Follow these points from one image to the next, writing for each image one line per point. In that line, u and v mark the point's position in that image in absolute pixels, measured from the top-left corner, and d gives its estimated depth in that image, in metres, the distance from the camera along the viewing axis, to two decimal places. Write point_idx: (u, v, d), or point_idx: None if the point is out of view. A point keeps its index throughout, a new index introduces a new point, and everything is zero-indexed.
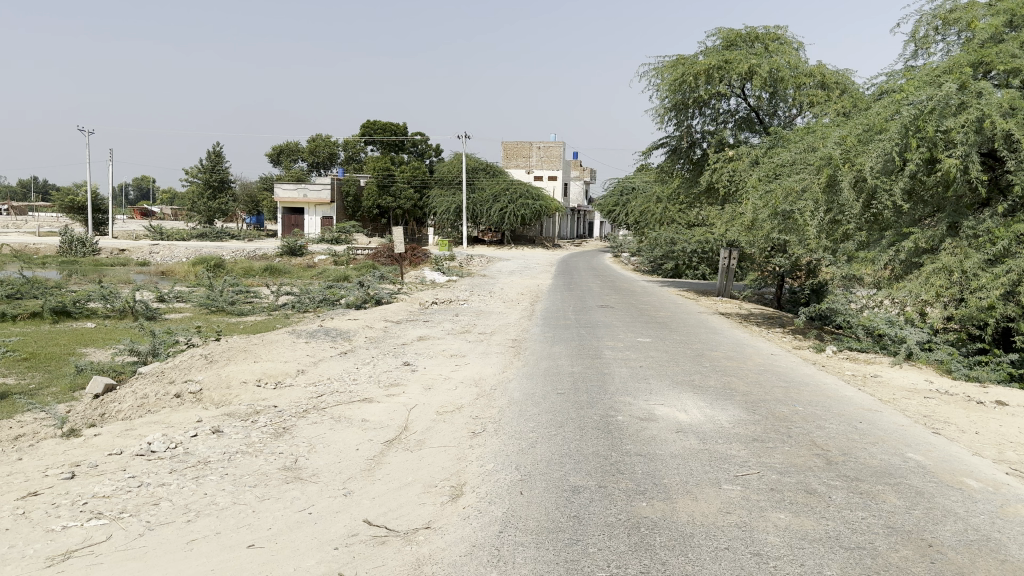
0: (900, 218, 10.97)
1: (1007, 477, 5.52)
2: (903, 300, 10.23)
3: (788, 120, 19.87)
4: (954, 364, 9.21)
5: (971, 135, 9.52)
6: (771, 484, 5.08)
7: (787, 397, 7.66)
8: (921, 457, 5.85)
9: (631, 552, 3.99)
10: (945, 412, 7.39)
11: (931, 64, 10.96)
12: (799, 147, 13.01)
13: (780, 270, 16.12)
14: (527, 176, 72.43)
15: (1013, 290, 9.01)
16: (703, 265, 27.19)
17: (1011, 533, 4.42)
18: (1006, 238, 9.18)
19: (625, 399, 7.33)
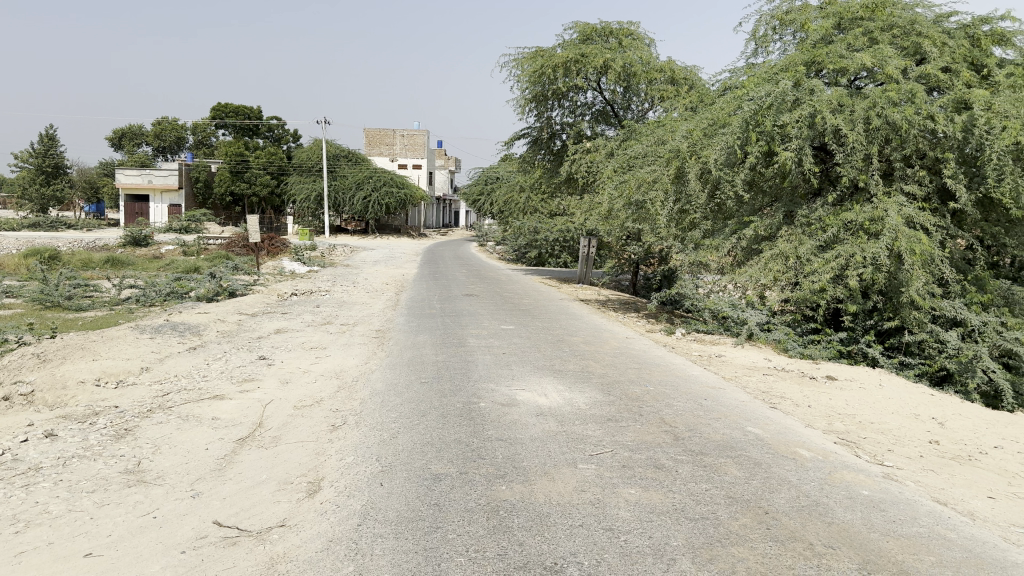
0: (742, 208, 11.70)
1: (833, 446, 6.03)
2: (745, 285, 10.91)
3: (641, 113, 20.66)
4: (790, 343, 9.92)
5: (804, 130, 10.23)
6: (623, 461, 5.30)
7: (640, 377, 8.02)
8: (759, 430, 6.28)
9: (489, 535, 4.05)
10: (781, 388, 7.95)
11: (770, 63, 11.71)
12: (650, 140, 13.63)
13: (633, 257, 16.79)
14: (391, 165, 71.67)
15: (841, 273, 9.81)
16: (565, 253, 27.95)
17: (837, 498, 4.83)
18: (835, 226, 9.96)
19: (488, 385, 7.43)
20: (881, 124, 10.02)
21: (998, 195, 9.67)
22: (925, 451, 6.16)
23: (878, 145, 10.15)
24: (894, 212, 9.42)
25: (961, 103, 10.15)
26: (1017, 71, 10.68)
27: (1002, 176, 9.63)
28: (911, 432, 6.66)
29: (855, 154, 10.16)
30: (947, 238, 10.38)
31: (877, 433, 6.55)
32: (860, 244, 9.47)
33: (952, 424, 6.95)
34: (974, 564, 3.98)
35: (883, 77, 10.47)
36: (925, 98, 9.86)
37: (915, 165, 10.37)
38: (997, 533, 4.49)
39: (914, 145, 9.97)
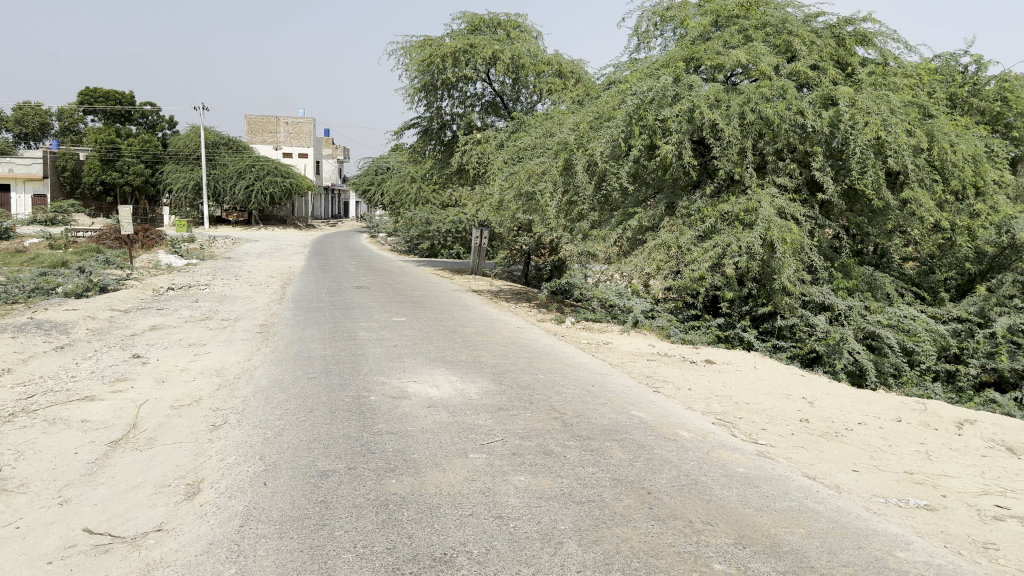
0: (626, 200, 12.05)
1: (712, 427, 6.32)
2: (630, 274, 11.23)
3: (530, 106, 20.90)
4: (672, 329, 10.31)
5: (684, 124, 10.64)
6: (513, 449, 5.37)
7: (530, 366, 8.15)
8: (643, 413, 6.51)
9: (377, 530, 4.03)
10: (664, 372, 8.26)
11: (652, 58, 12.09)
12: (538, 132, 13.80)
13: (524, 248, 16.97)
14: (276, 153, 69.56)
15: (719, 262, 10.26)
16: (457, 244, 27.98)
17: (715, 476, 5.08)
18: (713, 216, 10.41)
19: (378, 378, 7.36)
20: (755, 119, 10.44)
21: (860, 187, 10.35)
22: (796, 429, 6.54)
23: (752, 139, 10.61)
24: (767, 203, 9.94)
25: (827, 100, 10.84)
26: (876, 71, 11.44)
27: (864, 169, 10.31)
28: (783, 411, 7.06)
29: (731, 147, 10.65)
30: (816, 228, 11.02)
31: (752, 413, 6.90)
32: (736, 234, 9.93)
33: (820, 403, 7.40)
34: (838, 533, 4.27)
35: (756, 74, 11.00)
36: (795, 94, 10.51)
37: (787, 158, 10.95)
38: (858, 503, 4.84)
39: (785, 140, 10.52)
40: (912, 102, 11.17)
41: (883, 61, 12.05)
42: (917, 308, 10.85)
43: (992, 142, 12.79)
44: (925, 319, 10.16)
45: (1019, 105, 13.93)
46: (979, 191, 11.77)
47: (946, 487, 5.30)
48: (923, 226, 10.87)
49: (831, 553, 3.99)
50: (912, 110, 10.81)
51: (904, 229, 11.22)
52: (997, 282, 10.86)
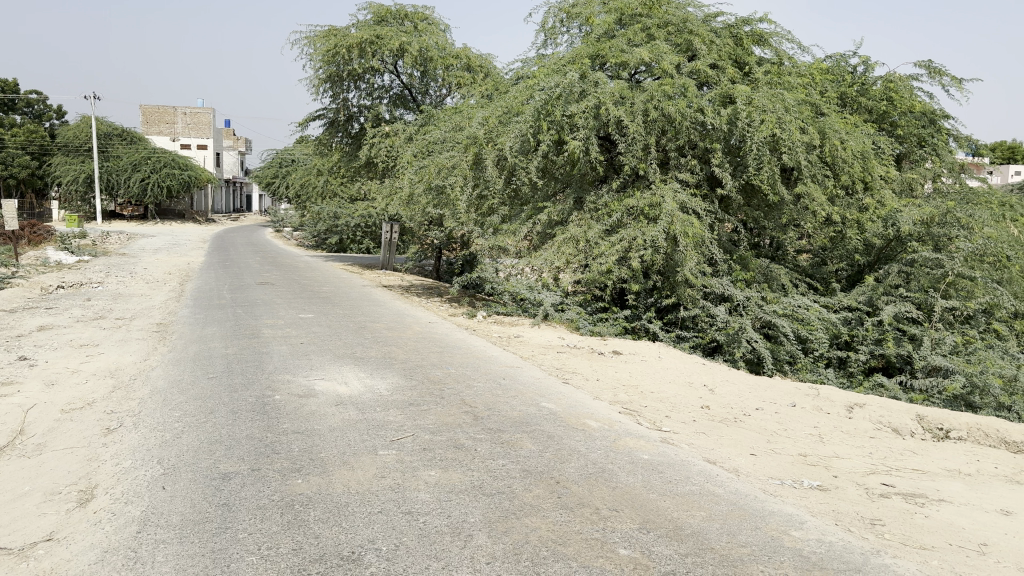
0: (536, 194, 12.18)
1: (618, 416, 6.48)
2: (540, 268, 11.33)
3: (439, 99, 20.91)
4: (581, 321, 10.48)
5: (590, 121, 10.85)
6: (423, 444, 5.36)
7: (441, 361, 8.14)
8: (551, 405, 6.61)
9: (283, 531, 3.96)
10: (573, 364, 8.41)
11: (559, 54, 12.25)
12: (447, 126, 13.78)
13: (435, 242, 16.91)
14: (174, 145, 66.88)
15: (625, 256, 10.49)
16: (367, 239, 27.63)
17: (621, 463, 5.21)
18: (619, 211, 10.64)
19: (284, 376, 7.21)
20: (657, 116, 10.81)
21: (757, 182, 10.78)
22: (697, 416, 6.78)
23: (655, 136, 10.92)
24: (670, 198, 10.24)
25: (725, 98, 11.24)
26: (771, 71, 11.94)
27: (761, 165, 10.74)
28: (686, 399, 7.30)
29: (636, 144, 10.92)
30: (716, 222, 11.42)
31: (656, 402, 7.11)
32: (641, 228, 10.19)
33: (720, 390, 7.69)
34: (737, 515, 4.46)
35: (659, 72, 11.30)
36: (695, 92, 10.88)
37: (688, 155, 11.31)
38: (756, 485, 5.06)
39: (686, 136, 10.88)
40: (805, 101, 11.69)
41: (778, 60, 12.59)
42: (810, 298, 11.36)
43: (878, 139, 13.49)
44: (817, 309, 10.64)
45: (902, 104, 14.71)
46: (866, 186, 12.43)
47: (837, 468, 5.60)
48: (815, 220, 11.42)
49: (730, 534, 4.16)
50: (805, 108, 11.31)
51: (797, 222, 11.75)
52: (883, 272, 11.48)
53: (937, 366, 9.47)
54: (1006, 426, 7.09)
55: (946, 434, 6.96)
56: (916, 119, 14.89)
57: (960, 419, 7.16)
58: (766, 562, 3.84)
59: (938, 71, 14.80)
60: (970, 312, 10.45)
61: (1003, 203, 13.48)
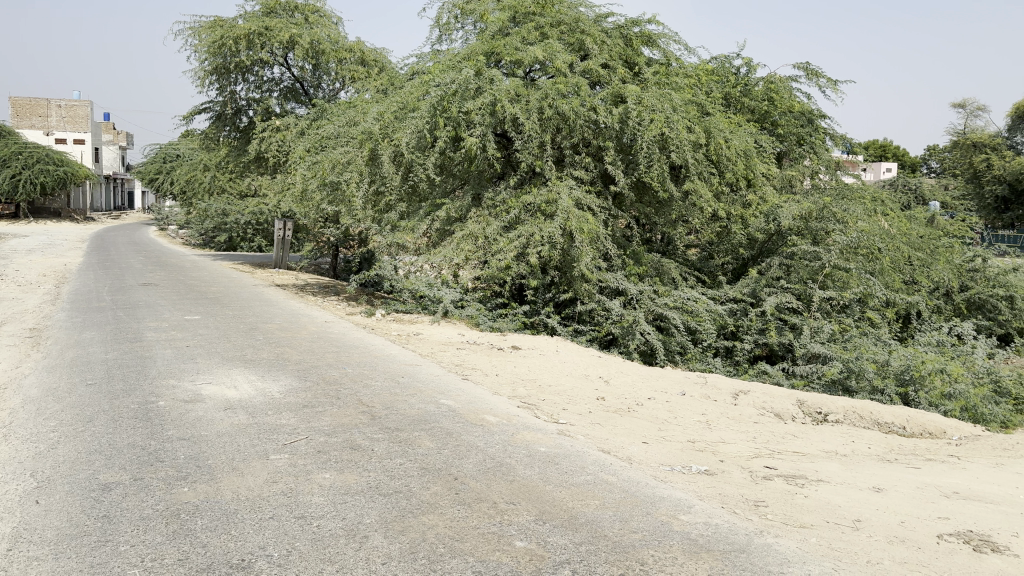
0: (434, 190, 12.14)
1: (516, 410, 6.54)
2: (439, 264, 11.29)
3: (332, 93, 20.57)
4: (481, 317, 10.51)
5: (486, 118, 10.90)
6: (318, 447, 5.26)
7: (336, 360, 8.00)
8: (450, 401, 6.60)
9: (169, 541, 3.81)
10: (472, 360, 8.43)
11: (453, 50, 12.25)
12: (340, 120, 13.55)
13: (331, 239, 16.60)
14: (48, 139, 62.99)
15: (523, 252, 10.61)
16: (259, 237, 26.85)
17: (519, 457, 5.26)
18: (517, 207, 10.75)
19: (169, 382, 6.91)
20: (552, 114, 10.98)
21: (648, 180, 11.12)
22: (593, 408, 6.93)
23: (551, 134, 11.10)
24: (565, 195, 10.43)
25: (617, 97, 11.53)
26: (660, 71, 12.31)
27: (652, 163, 11.10)
28: (582, 391, 7.46)
29: (532, 141, 11.06)
30: (610, 218, 11.70)
31: (553, 395, 7.23)
32: (538, 224, 10.33)
33: (615, 382, 7.89)
34: (630, 502, 4.59)
35: (553, 70, 11.46)
36: (588, 91, 11.13)
37: (582, 152, 11.55)
38: (648, 472, 5.22)
39: (580, 135, 11.11)
40: (693, 100, 12.12)
41: (666, 60, 12.99)
42: (700, 290, 11.78)
43: (760, 138, 14.11)
44: (705, 301, 11.03)
45: (782, 104, 15.42)
46: (749, 183, 12.99)
47: (724, 453, 5.86)
48: (703, 215, 11.86)
49: (623, 521, 4.28)
50: (691, 107, 11.72)
51: (686, 218, 12.17)
52: (766, 265, 12.02)
53: (816, 353, 10.00)
54: (878, 407, 7.57)
55: (824, 418, 7.38)
56: (795, 118, 15.65)
57: (836, 403, 7.61)
58: (657, 547, 3.97)
59: (815, 72, 15.59)
60: (845, 302, 11.08)
61: (875, 198, 14.35)
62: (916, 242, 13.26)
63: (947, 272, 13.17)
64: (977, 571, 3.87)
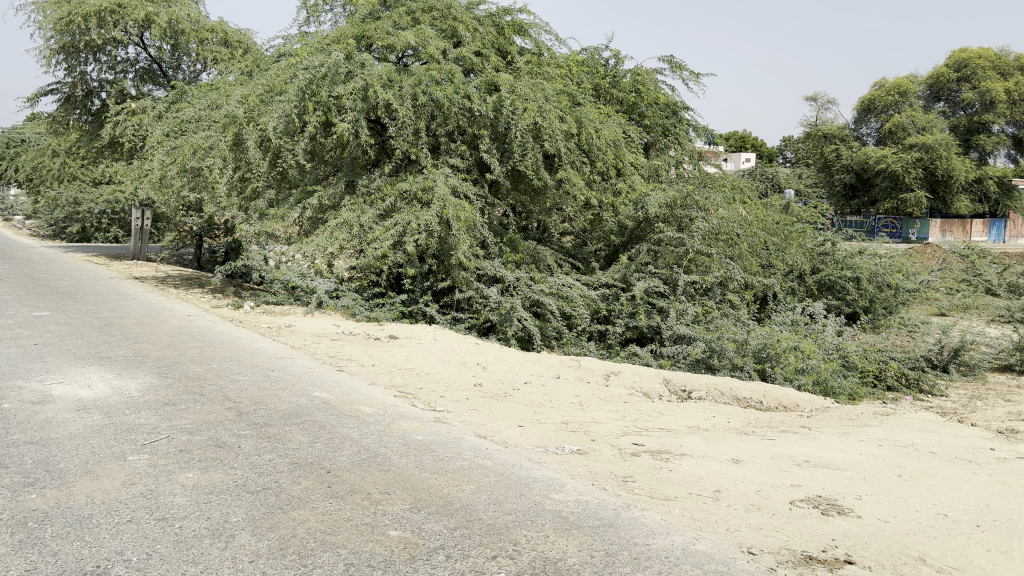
0: (304, 177, 11.82)
1: (392, 400, 6.50)
2: (312, 254, 11.01)
3: (193, 75, 19.81)
4: (356, 307, 10.36)
5: (358, 103, 10.76)
6: (180, 446, 5.05)
7: (202, 356, 7.68)
8: (323, 394, 6.48)
9: (14, 552, 3.56)
10: (347, 351, 8.31)
11: (322, 33, 11.98)
12: (202, 104, 12.98)
13: (194, 229, 15.88)
14: None
15: (399, 240, 10.54)
16: (115, 227, 25.31)
17: (394, 446, 5.24)
18: (392, 195, 10.67)
19: (14, 383, 6.43)
20: (426, 101, 10.97)
21: (522, 168, 11.29)
22: (470, 394, 7.00)
23: (425, 121, 11.10)
24: (441, 182, 10.45)
25: (490, 86, 11.64)
26: (532, 60, 12.49)
27: (526, 151, 11.30)
28: (459, 378, 7.52)
29: (406, 128, 11.00)
30: (487, 205, 11.80)
31: (431, 383, 7.26)
32: (414, 212, 10.31)
33: (492, 368, 7.99)
34: (504, 484, 4.67)
35: (425, 56, 11.42)
36: (461, 79, 11.20)
37: (457, 140, 11.58)
38: (523, 455, 5.33)
39: (454, 122, 11.16)
40: (564, 91, 12.39)
41: (537, 50, 13.20)
42: (574, 277, 12.04)
43: (628, 128, 14.57)
44: (579, 286, 11.29)
45: (648, 96, 16.02)
46: (619, 172, 13.41)
47: (596, 432, 6.05)
48: (576, 203, 12.19)
49: (497, 503, 4.35)
50: (563, 97, 11.99)
51: (560, 206, 12.44)
52: (635, 251, 12.44)
53: (681, 334, 10.45)
54: (738, 383, 8.03)
55: (688, 395, 7.76)
56: (660, 110, 16.25)
57: (699, 381, 8.00)
58: (530, 527, 4.06)
59: (679, 65, 16.22)
60: (708, 285, 11.66)
61: (735, 186, 15.12)
62: (772, 228, 14.06)
63: (799, 256, 14.05)
64: (825, 533, 4.19)
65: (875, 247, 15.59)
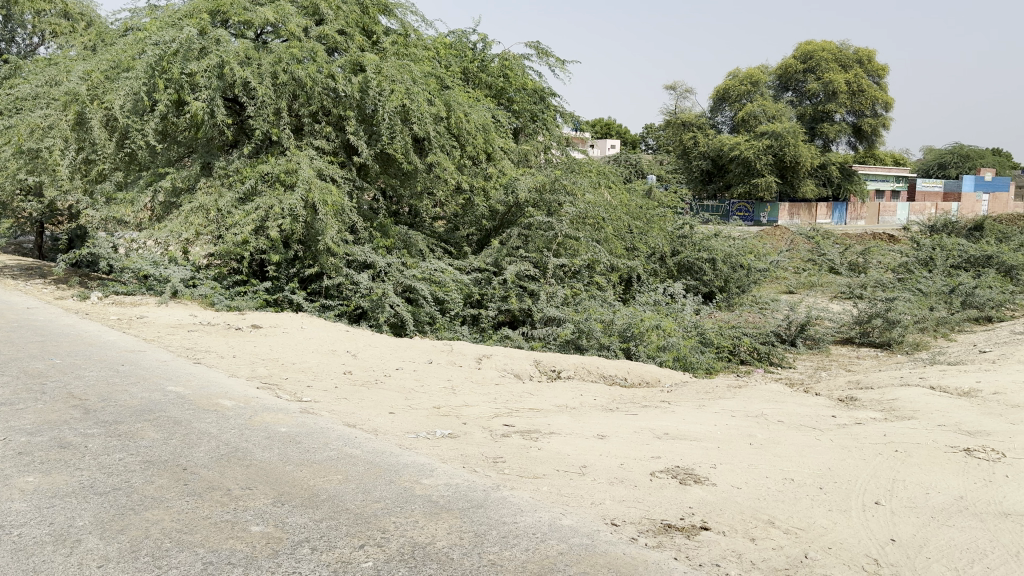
0: (155, 159, 11.19)
1: (254, 392, 6.28)
2: (165, 240, 10.45)
3: (29, 48, 19.54)
4: (216, 296, 9.93)
5: (213, 80, 10.25)
6: (18, 448, 4.69)
7: (43, 351, 7.14)
8: (179, 388, 6.18)
9: None
10: (206, 342, 7.96)
11: (172, 7, 11.36)
12: (38, 80, 12.08)
13: (34, 215, 14.75)
14: None
15: (261, 225, 10.19)
16: None
17: (256, 440, 5.08)
18: (252, 177, 10.26)
19: None
20: (287, 80, 10.60)
21: (392, 151, 11.18)
22: (338, 382, 6.88)
23: (286, 100, 10.71)
24: (306, 165, 10.21)
25: (355, 66, 11.42)
26: (398, 41, 12.35)
27: (394, 134, 11.19)
28: (327, 366, 7.37)
29: (266, 108, 10.59)
30: (355, 189, 11.67)
31: (296, 373, 7.07)
32: (277, 196, 10.00)
33: (361, 355, 7.88)
34: (373, 473, 4.63)
35: (286, 34, 11.07)
36: (324, 58, 10.96)
37: (322, 121, 11.27)
38: (392, 442, 5.30)
39: (318, 103, 10.86)
40: (431, 73, 12.31)
41: (404, 31, 13.04)
42: (446, 261, 12.02)
43: (497, 113, 14.66)
44: (452, 271, 11.29)
45: (515, 81, 16.18)
46: (489, 157, 13.49)
47: (466, 415, 6.10)
48: (447, 187, 12.17)
49: (365, 492, 4.31)
50: (431, 80, 11.93)
51: (431, 190, 12.39)
52: (506, 235, 12.55)
53: (552, 316, 10.67)
54: (603, 361, 8.32)
55: (557, 374, 7.95)
56: (528, 95, 16.46)
57: (568, 361, 8.21)
58: (399, 513, 4.05)
59: (546, 51, 16.43)
60: (576, 268, 11.99)
61: (601, 172, 15.50)
62: (636, 212, 14.55)
63: (661, 239, 14.64)
64: (683, 501, 4.41)
65: (730, 230, 16.42)
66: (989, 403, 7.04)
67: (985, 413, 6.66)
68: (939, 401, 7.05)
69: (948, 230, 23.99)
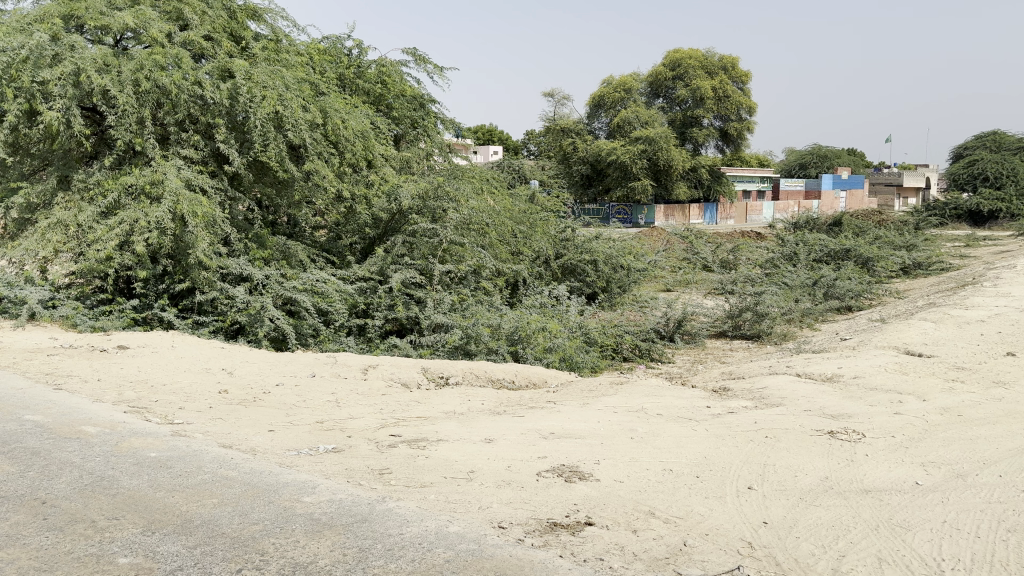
0: (7, 174, 10.56)
1: (122, 416, 5.97)
2: (20, 259, 9.85)
3: None
4: (78, 317, 9.39)
5: (68, 89, 9.70)
6: None
7: None
8: (38, 416, 5.80)
9: None
10: (68, 366, 7.51)
11: (20, 11, 10.70)
12: None
13: None
14: None
15: (125, 240, 9.70)
16: None
17: (124, 467, 4.82)
18: (115, 190, 9.76)
19: None
20: (150, 87, 10.15)
21: (266, 159, 10.87)
22: (214, 402, 6.62)
23: (149, 109, 10.25)
24: (173, 175, 9.79)
25: (224, 72, 11.11)
26: (269, 48, 12.06)
27: (268, 141, 10.89)
28: (202, 386, 7.09)
29: (128, 116, 10.08)
30: (228, 200, 11.28)
31: (168, 394, 6.76)
32: (142, 209, 9.54)
33: (238, 372, 7.63)
34: (251, 493, 4.49)
35: (147, 40, 10.64)
36: (190, 64, 10.58)
37: (189, 130, 10.84)
38: (273, 460, 5.15)
39: (185, 111, 10.44)
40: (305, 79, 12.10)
41: (275, 36, 12.79)
42: (329, 271, 11.78)
43: (375, 120, 14.53)
44: (334, 281, 11.10)
45: (394, 88, 16.10)
46: (369, 164, 13.35)
47: (351, 429, 6.00)
48: (326, 196, 11.97)
49: (242, 515, 4.17)
50: (304, 86, 11.72)
51: (310, 199, 12.13)
52: (391, 243, 12.43)
53: (439, 323, 10.69)
54: (491, 365, 8.36)
55: (445, 381, 7.94)
56: (407, 102, 16.41)
57: (456, 366, 8.21)
58: (278, 534, 3.94)
59: (423, 58, 16.41)
60: (462, 273, 12.04)
61: (484, 177, 15.61)
62: (518, 217, 14.74)
63: (545, 242, 14.89)
64: (568, 499, 4.50)
65: (609, 232, 16.88)
66: (850, 387, 7.54)
67: (847, 397, 7.12)
68: (805, 388, 7.49)
69: (809, 226, 25.54)
